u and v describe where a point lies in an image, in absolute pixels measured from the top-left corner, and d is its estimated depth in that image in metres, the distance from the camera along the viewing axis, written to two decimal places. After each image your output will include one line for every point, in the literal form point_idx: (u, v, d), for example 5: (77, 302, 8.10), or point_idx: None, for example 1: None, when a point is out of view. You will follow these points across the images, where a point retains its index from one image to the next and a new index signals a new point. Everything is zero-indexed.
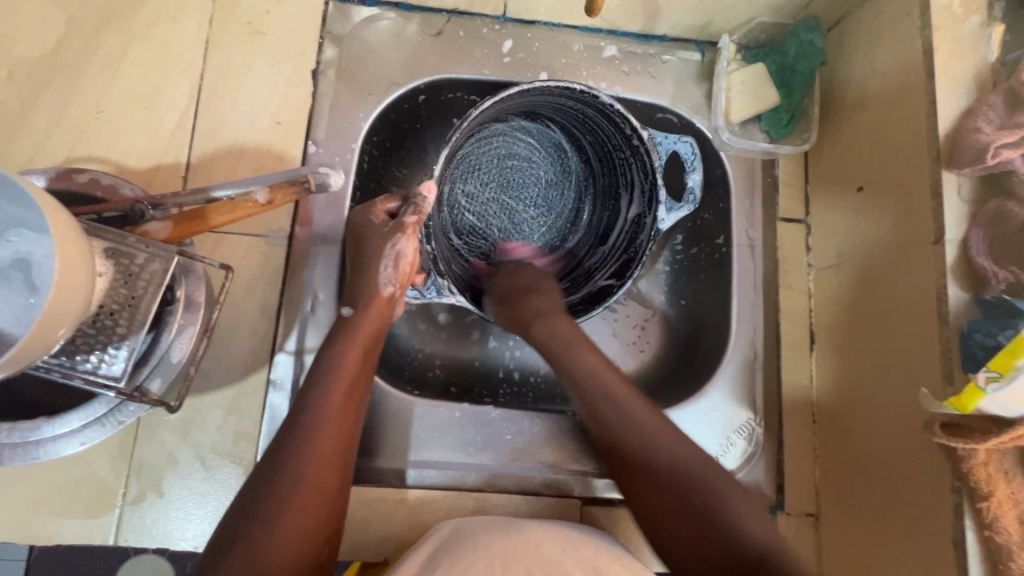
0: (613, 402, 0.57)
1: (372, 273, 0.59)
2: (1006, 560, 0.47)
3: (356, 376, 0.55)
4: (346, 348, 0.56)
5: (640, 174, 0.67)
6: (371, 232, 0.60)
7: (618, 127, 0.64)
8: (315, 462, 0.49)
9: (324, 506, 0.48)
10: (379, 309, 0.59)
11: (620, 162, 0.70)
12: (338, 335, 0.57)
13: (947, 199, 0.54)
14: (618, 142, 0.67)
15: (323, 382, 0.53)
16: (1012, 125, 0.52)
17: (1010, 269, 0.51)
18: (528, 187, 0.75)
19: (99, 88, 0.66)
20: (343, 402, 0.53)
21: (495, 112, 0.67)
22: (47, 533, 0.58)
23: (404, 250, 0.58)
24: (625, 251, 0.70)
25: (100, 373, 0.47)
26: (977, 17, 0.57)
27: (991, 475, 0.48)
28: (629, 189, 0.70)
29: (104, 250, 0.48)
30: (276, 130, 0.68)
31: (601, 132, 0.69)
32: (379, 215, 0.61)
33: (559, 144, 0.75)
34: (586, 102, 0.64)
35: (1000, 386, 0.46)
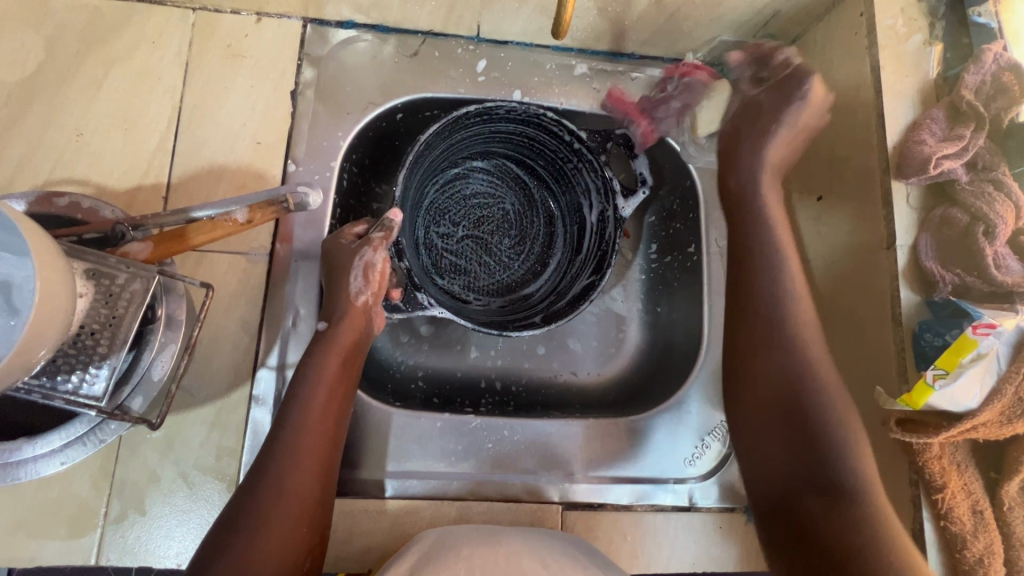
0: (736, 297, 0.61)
1: (344, 285, 0.61)
2: (960, 549, 0.50)
3: (335, 389, 0.57)
4: (325, 362, 0.57)
5: (590, 173, 0.70)
6: (340, 252, 0.61)
7: (558, 136, 0.70)
8: (296, 476, 0.51)
9: (305, 515, 0.51)
10: (356, 319, 0.60)
11: (571, 173, 0.73)
12: (315, 351, 0.58)
13: (897, 207, 0.58)
14: (564, 153, 0.72)
15: (303, 401, 0.55)
16: (952, 137, 0.56)
17: (955, 271, 0.55)
18: (501, 222, 0.77)
19: (79, 111, 0.67)
20: (323, 414, 0.55)
21: (446, 150, 0.71)
22: (27, 555, 0.58)
23: (373, 260, 0.61)
24: (598, 250, 0.71)
25: (81, 393, 0.48)
26: (918, 36, 0.61)
27: (944, 468, 0.51)
28: (586, 192, 0.73)
29: (84, 272, 0.48)
30: (256, 149, 0.70)
31: (547, 150, 0.73)
32: (348, 236, 0.63)
33: (517, 175, 0.78)
34: (526, 120, 0.70)
35: (946, 382, 0.50)
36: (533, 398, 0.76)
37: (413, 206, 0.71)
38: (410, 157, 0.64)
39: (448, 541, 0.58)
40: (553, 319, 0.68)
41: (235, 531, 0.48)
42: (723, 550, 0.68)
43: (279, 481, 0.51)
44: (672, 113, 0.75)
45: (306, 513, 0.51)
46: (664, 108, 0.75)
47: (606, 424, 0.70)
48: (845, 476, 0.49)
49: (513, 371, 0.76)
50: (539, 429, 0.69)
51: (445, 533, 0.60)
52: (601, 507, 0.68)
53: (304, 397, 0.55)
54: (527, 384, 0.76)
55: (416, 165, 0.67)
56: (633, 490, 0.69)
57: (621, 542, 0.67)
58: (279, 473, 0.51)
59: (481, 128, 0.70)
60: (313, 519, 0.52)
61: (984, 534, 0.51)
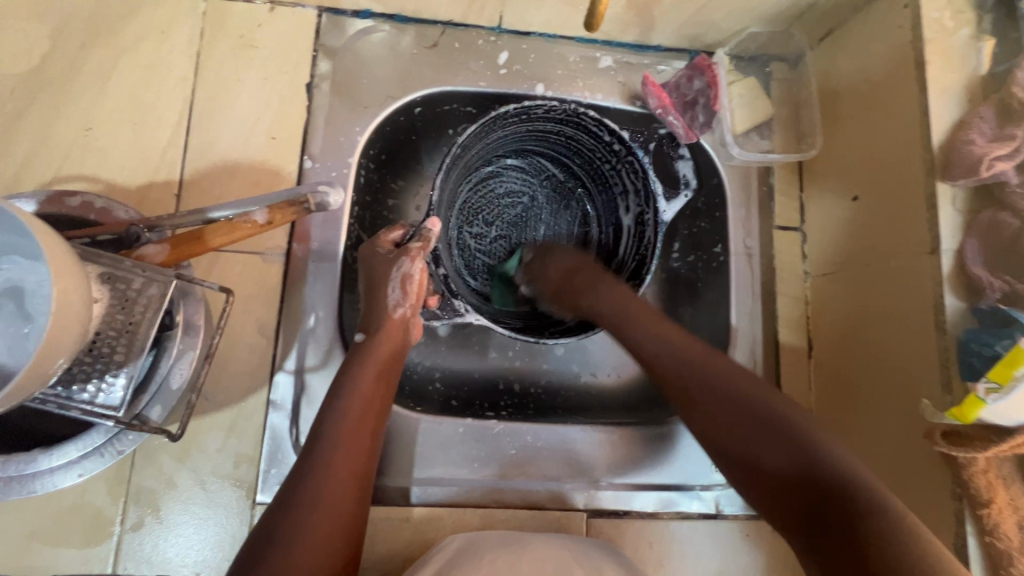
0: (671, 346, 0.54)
1: (382, 299, 0.58)
2: (1006, 565, 0.49)
3: (371, 395, 0.54)
4: (361, 374, 0.55)
5: (629, 174, 0.66)
6: (378, 261, 0.60)
7: (597, 136, 0.65)
8: (333, 481, 0.47)
9: (344, 521, 0.46)
10: (394, 332, 0.58)
11: (609, 174, 0.69)
12: (351, 364, 0.56)
13: (942, 210, 0.56)
14: (602, 153, 0.67)
15: (338, 407, 0.52)
16: (1004, 137, 0.54)
17: (1004, 279, 0.52)
18: (534, 220, 0.76)
19: (87, 104, 0.65)
20: (359, 421, 0.52)
21: (483, 150, 0.68)
22: (42, 564, 0.57)
23: (411, 271, 0.58)
24: (636, 253, 0.66)
25: (97, 403, 0.46)
26: (967, 30, 0.59)
27: (991, 482, 0.49)
28: (622, 193, 0.69)
29: (99, 276, 0.46)
30: (271, 145, 0.67)
31: (585, 149, 0.69)
32: (385, 246, 0.61)
33: (551, 174, 0.76)
34: (563, 120, 0.64)
35: (1000, 396, 0.48)
36: (553, 402, 0.73)
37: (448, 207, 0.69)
38: (451, 162, 0.61)
39: (476, 547, 0.56)
40: None
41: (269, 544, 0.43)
42: (749, 557, 0.67)
43: (314, 490, 0.46)
44: (697, 95, 0.72)
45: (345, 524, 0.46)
46: (687, 94, 0.73)
47: (631, 432, 0.69)
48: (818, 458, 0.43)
49: (532, 373, 0.74)
50: (563, 436, 0.68)
51: (481, 536, 0.59)
52: (626, 515, 0.67)
53: (340, 402, 0.52)
54: (547, 385, 0.74)
55: (457, 170, 0.65)
56: (658, 498, 0.67)
57: (647, 549, 0.66)
58: (318, 482, 0.47)
59: (517, 128, 0.66)
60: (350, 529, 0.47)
61: None
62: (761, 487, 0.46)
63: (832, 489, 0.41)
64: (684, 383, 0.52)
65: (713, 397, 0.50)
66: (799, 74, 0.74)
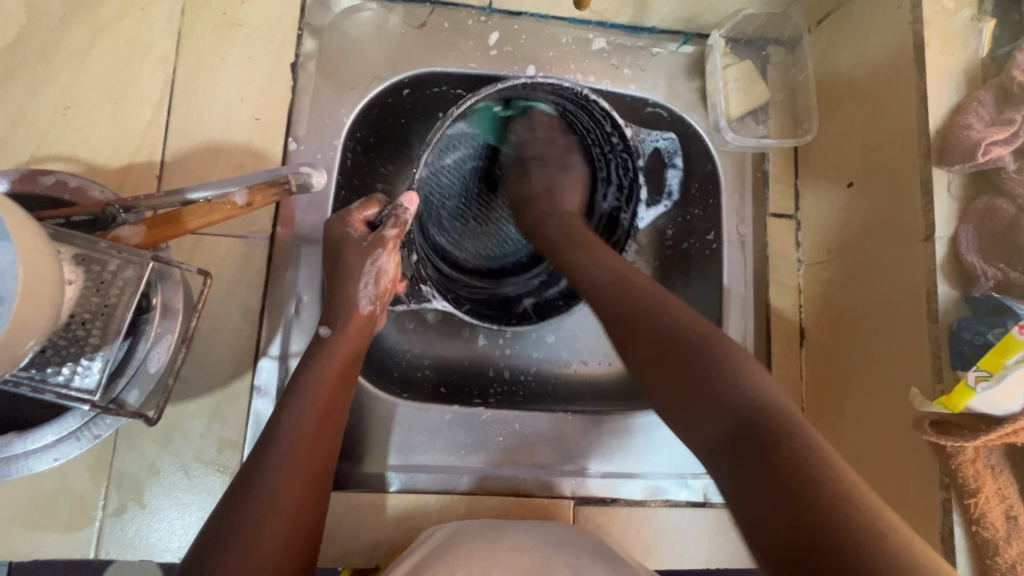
0: (613, 283, 0.52)
1: (352, 291, 0.57)
2: (993, 555, 0.48)
3: (335, 393, 0.53)
4: (327, 362, 0.54)
5: (619, 168, 0.68)
6: (347, 245, 0.58)
7: (599, 122, 0.65)
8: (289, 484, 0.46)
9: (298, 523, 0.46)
10: (359, 325, 0.57)
11: (601, 161, 0.70)
12: (313, 359, 0.54)
13: (937, 195, 0.55)
14: (597, 137, 0.68)
15: (299, 399, 0.51)
16: (1002, 121, 0.52)
17: (998, 266, 0.52)
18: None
19: (65, 83, 0.63)
20: (322, 415, 0.51)
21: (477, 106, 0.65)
22: (22, 549, 0.56)
23: (385, 265, 0.57)
24: (605, 244, 0.70)
25: (72, 386, 0.46)
26: (968, 11, 0.57)
27: (979, 471, 0.49)
28: (606, 180, 0.70)
29: (72, 257, 0.45)
30: (255, 126, 0.66)
31: (580, 126, 0.69)
32: (356, 227, 0.58)
33: None
34: (569, 98, 0.64)
35: (989, 385, 0.47)
36: (542, 389, 0.73)
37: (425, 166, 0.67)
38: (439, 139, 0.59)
39: (460, 552, 0.52)
40: (547, 314, 0.69)
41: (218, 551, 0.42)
42: (737, 546, 0.67)
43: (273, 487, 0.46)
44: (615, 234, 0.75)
45: (300, 527, 0.46)
46: None
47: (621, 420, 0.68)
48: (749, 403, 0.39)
49: (521, 361, 0.74)
50: (552, 423, 0.67)
51: (468, 537, 0.55)
52: (613, 503, 0.66)
53: (304, 388, 0.51)
54: (537, 373, 0.74)
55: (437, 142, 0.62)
56: (647, 487, 0.67)
57: (634, 537, 0.65)
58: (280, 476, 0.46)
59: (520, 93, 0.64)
60: (303, 531, 0.47)
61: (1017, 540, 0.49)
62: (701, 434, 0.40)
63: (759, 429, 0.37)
64: (622, 315, 0.49)
65: (654, 343, 0.45)
66: (796, 57, 0.73)
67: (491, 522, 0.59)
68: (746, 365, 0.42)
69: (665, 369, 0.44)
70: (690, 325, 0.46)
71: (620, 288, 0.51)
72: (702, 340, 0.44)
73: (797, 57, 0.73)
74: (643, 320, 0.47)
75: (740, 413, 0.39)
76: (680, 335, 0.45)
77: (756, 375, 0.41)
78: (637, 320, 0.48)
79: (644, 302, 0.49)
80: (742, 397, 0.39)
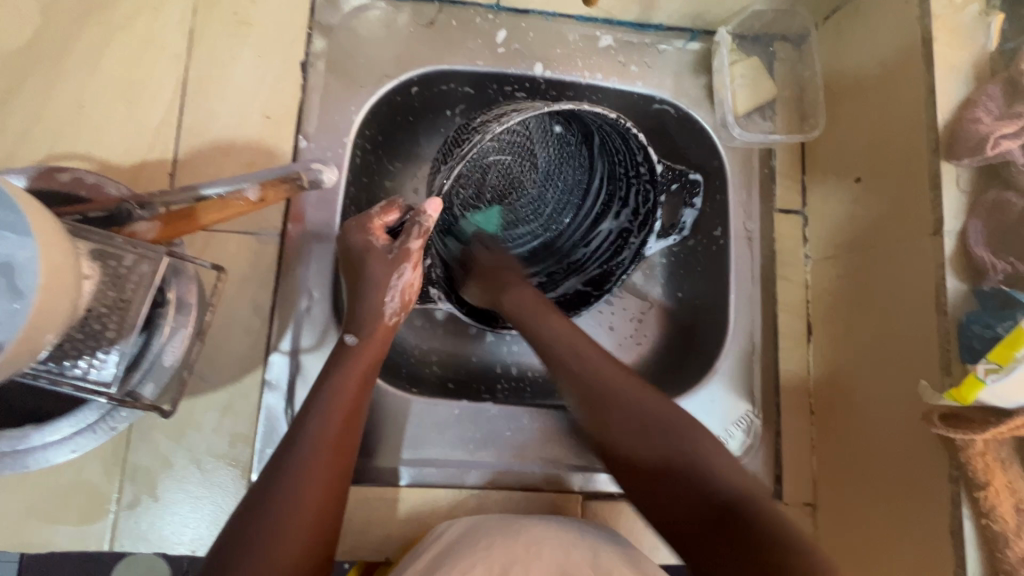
0: (586, 365, 0.58)
1: (377, 303, 0.56)
2: (1002, 548, 0.48)
3: (357, 404, 0.53)
4: (348, 373, 0.54)
5: (638, 195, 0.66)
6: (371, 255, 0.56)
7: (631, 150, 0.62)
8: (312, 486, 0.47)
9: (322, 526, 0.46)
10: (380, 336, 0.57)
11: (620, 181, 0.67)
12: (336, 365, 0.55)
13: (946, 190, 0.55)
14: (623, 155, 0.64)
15: (320, 411, 0.51)
16: (1012, 115, 0.52)
17: (1008, 260, 0.51)
18: (522, 183, 0.73)
19: (80, 82, 0.64)
20: (343, 426, 0.51)
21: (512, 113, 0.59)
22: (39, 541, 0.57)
23: (411, 279, 0.57)
24: (607, 262, 0.71)
25: (89, 378, 0.46)
26: (976, 5, 0.57)
27: (988, 464, 0.49)
28: (621, 200, 0.68)
29: (91, 252, 0.46)
30: (266, 124, 0.66)
31: (610, 142, 0.65)
32: (379, 237, 0.57)
33: (558, 134, 0.69)
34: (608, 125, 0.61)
35: (999, 377, 0.46)
36: (550, 385, 0.74)
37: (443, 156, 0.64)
38: (467, 150, 0.56)
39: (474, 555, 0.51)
40: None
41: (238, 549, 0.43)
42: None
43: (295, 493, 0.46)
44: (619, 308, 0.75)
45: (321, 538, 0.46)
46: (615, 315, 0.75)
47: None
48: (718, 488, 0.48)
49: (529, 358, 0.74)
50: (560, 419, 0.68)
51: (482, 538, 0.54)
52: (621, 497, 0.67)
53: (325, 397, 0.52)
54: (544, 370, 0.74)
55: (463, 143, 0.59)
56: None
57: (642, 532, 0.66)
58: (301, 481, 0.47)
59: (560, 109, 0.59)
60: (326, 533, 0.47)
61: None
62: (675, 517, 0.49)
63: (730, 514, 0.46)
64: (596, 399, 0.56)
65: (628, 430, 0.54)
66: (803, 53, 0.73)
67: (503, 521, 0.58)
68: (706, 449, 0.51)
69: (644, 453, 0.52)
70: (661, 413, 0.54)
71: (589, 377, 0.57)
72: (672, 426, 0.53)
73: (803, 53, 0.73)
74: (616, 405, 0.55)
75: (713, 499, 0.48)
76: (652, 425, 0.53)
77: (725, 458, 0.51)
78: (612, 409, 0.55)
79: (617, 387, 0.56)
80: (717, 481, 0.49)
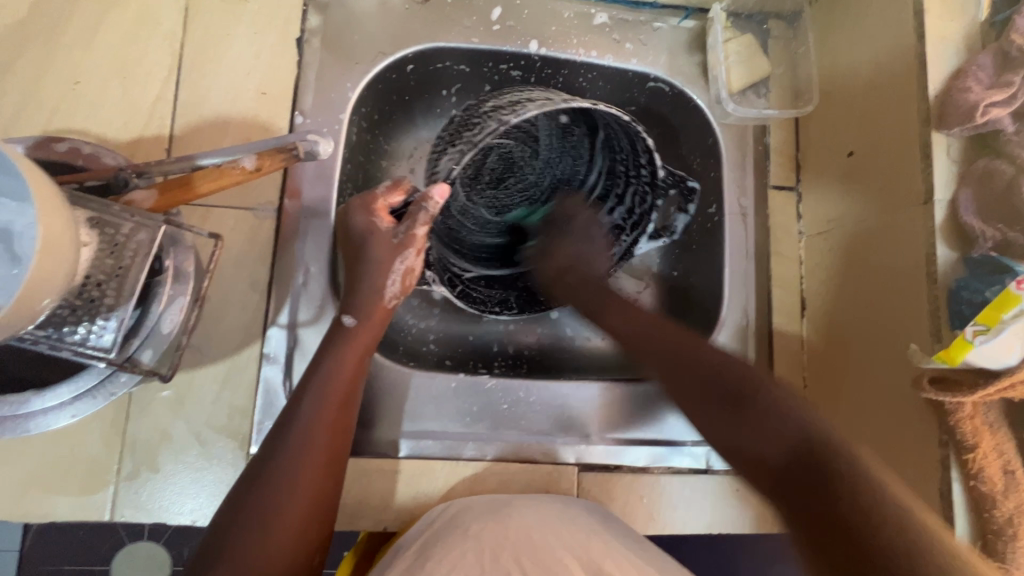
0: (629, 320, 0.59)
1: (378, 285, 0.56)
2: (990, 508, 0.49)
3: (353, 386, 0.53)
4: (344, 357, 0.53)
5: (638, 194, 0.69)
6: (374, 239, 0.56)
7: (635, 148, 0.64)
8: (311, 470, 0.47)
9: (321, 504, 0.48)
10: (378, 320, 0.56)
11: (620, 178, 0.70)
12: (333, 345, 0.54)
13: (937, 159, 0.55)
14: (626, 153, 0.66)
15: (317, 390, 0.51)
16: (1002, 83, 0.53)
17: (997, 227, 0.52)
18: (521, 168, 0.74)
19: (75, 58, 0.64)
20: (342, 405, 0.51)
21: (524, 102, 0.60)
22: (41, 511, 0.57)
23: (414, 264, 0.57)
24: None
25: (89, 345, 0.47)
26: None
27: (977, 427, 0.50)
28: (617, 196, 0.71)
29: (87, 220, 0.46)
30: (262, 101, 0.67)
31: (614, 139, 0.66)
32: (384, 216, 0.57)
33: (564, 126, 0.70)
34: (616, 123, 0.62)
35: (987, 338, 0.48)
36: (546, 361, 0.75)
37: (447, 136, 0.65)
38: (482, 139, 0.55)
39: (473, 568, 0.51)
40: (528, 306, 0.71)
41: (235, 529, 0.44)
42: (739, 511, 0.67)
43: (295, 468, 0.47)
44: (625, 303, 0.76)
45: (319, 512, 0.47)
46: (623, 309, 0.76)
47: (624, 388, 0.69)
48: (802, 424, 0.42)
49: (525, 336, 0.75)
50: (556, 392, 0.68)
51: (482, 544, 0.53)
52: (616, 469, 0.67)
53: (323, 376, 0.52)
54: (540, 347, 0.75)
55: (473, 128, 0.59)
56: (650, 453, 0.68)
57: (637, 503, 0.66)
58: (299, 455, 0.47)
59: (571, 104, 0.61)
60: (325, 510, 0.48)
61: (1016, 494, 0.50)
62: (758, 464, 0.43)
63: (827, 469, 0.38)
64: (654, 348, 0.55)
65: (690, 374, 0.51)
66: (797, 31, 0.74)
67: (500, 514, 0.56)
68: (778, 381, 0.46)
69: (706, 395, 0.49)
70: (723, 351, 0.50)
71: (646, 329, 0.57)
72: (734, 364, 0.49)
73: (797, 32, 0.74)
74: (668, 347, 0.54)
75: (790, 437, 0.41)
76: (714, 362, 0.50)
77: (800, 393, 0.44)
78: (672, 368, 0.52)
79: (681, 348, 0.53)
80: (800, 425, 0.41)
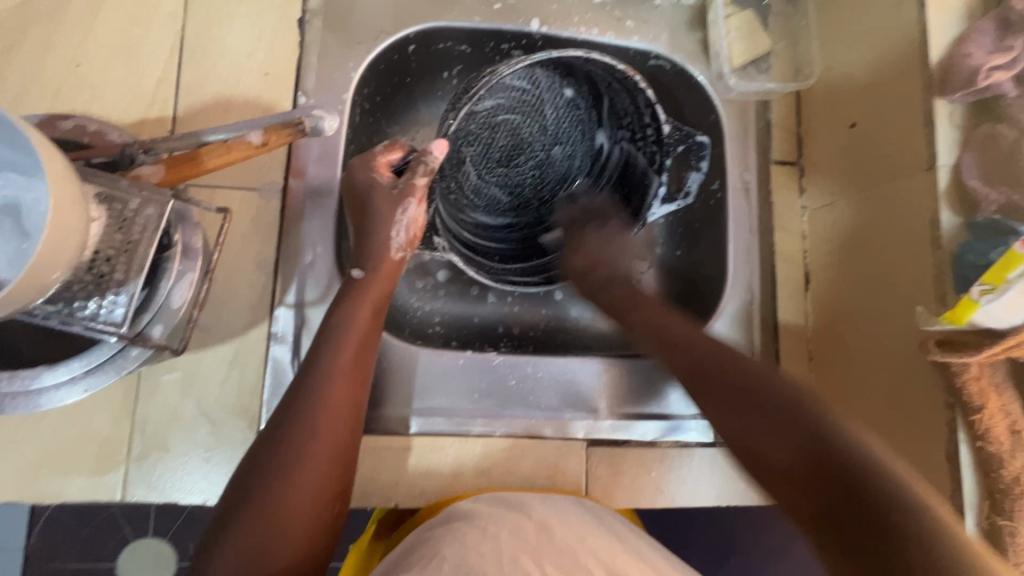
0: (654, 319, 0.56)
1: (383, 236, 0.57)
2: (998, 468, 0.50)
3: (366, 337, 0.53)
4: (359, 307, 0.54)
5: (643, 154, 0.69)
6: (378, 194, 0.57)
7: (635, 103, 0.66)
8: (329, 420, 0.47)
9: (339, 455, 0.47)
10: (389, 271, 0.58)
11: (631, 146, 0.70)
12: (347, 300, 0.55)
13: (939, 125, 0.55)
14: (629, 113, 0.68)
15: (334, 342, 0.51)
16: (1003, 48, 0.54)
17: (1001, 190, 0.52)
18: (531, 144, 0.74)
19: (77, 40, 0.64)
20: (355, 358, 0.51)
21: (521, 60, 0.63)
22: (52, 492, 0.58)
23: (415, 215, 0.58)
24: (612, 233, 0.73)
25: (100, 319, 0.47)
26: None
27: (983, 388, 0.50)
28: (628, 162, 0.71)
29: (97, 195, 0.47)
30: (264, 81, 0.66)
31: (618, 100, 0.68)
32: (383, 172, 0.59)
33: (570, 98, 0.72)
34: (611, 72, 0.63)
35: (993, 298, 0.48)
36: (552, 342, 0.75)
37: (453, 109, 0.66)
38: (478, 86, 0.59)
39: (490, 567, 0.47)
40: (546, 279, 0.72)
41: (265, 475, 0.45)
42: (747, 485, 0.68)
43: (310, 430, 0.46)
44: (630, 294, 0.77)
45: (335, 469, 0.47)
46: None
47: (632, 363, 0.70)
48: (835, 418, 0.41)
49: (531, 317, 0.75)
50: (563, 368, 0.69)
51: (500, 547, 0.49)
52: (625, 444, 0.68)
53: (340, 331, 0.52)
54: (546, 328, 0.75)
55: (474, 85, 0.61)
56: (657, 427, 0.68)
57: (646, 477, 0.67)
58: (310, 415, 0.47)
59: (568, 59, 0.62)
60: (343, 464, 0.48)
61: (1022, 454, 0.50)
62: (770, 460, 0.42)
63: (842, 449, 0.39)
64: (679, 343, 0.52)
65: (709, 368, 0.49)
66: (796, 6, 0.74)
67: (519, 519, 0.53)
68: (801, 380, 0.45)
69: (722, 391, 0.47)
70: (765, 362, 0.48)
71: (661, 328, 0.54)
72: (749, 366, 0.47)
73: (796, 6, 0.74)
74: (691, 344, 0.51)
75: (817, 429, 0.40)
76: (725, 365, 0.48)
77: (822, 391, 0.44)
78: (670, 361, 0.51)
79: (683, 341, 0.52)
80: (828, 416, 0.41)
